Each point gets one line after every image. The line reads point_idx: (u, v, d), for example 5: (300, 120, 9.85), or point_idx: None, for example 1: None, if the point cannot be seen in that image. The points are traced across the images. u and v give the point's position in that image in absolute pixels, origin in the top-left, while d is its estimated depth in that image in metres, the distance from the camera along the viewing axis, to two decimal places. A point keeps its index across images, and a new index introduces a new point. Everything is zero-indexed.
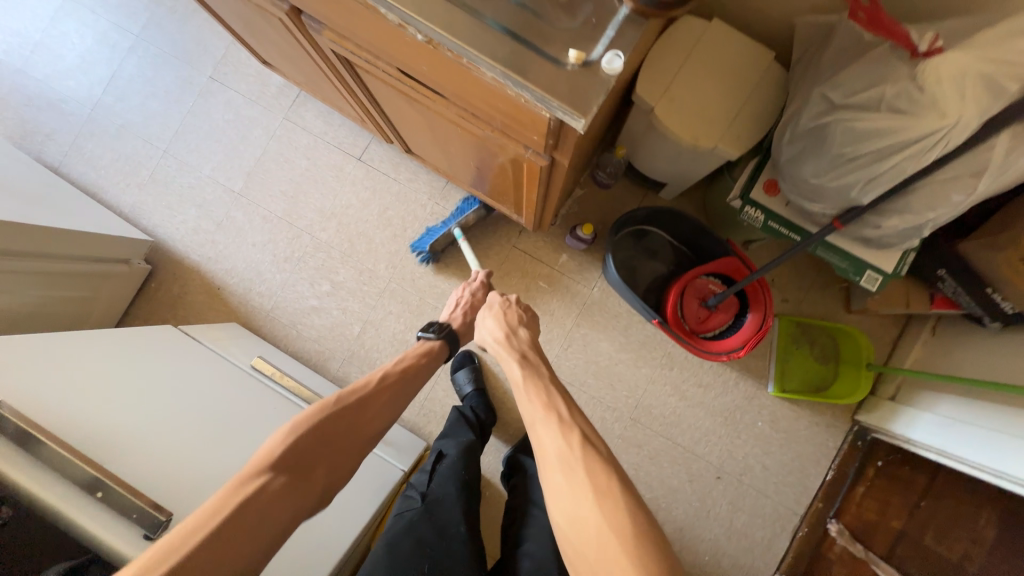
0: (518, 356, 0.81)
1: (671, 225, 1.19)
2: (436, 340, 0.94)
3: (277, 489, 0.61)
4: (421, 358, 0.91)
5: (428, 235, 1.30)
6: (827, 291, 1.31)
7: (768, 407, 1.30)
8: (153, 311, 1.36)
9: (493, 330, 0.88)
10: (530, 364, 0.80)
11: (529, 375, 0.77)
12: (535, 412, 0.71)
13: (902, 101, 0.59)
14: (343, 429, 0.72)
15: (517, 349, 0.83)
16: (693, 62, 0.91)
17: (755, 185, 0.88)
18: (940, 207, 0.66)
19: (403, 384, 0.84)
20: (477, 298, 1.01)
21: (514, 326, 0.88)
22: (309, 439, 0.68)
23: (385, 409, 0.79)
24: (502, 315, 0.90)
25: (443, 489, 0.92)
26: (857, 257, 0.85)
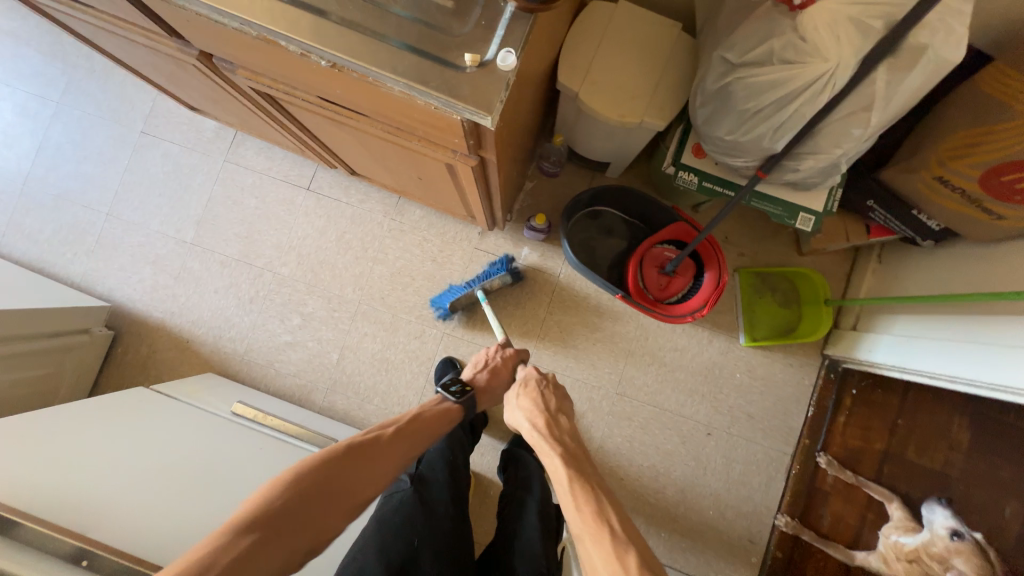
0: (554, 447, 0.79)
1: (620, 200, 1.22)
2: (458, 404, 0.88)
3: (256, 548, 0.58)
4: (438, 415, 0.85)
5: (449, 293, 1.31)
6: (778, 238, 1.38)
7: (744, 358, 1.36)
8: (124, 376, 1.34)
9: (530, 414, 0.85)
10: (567, 455, 0.78)
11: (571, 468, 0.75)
12: (572, 507, 0.70)
13: (790, 52, 0.63)
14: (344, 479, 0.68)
15: (560, 440, 0.81)
16: (607, 43, 0.95)
17: (684, 151, 0.92)
18: (845, 143, 0.71)
19: (416, 436, 0.79)
20: (505, 365, 0.97)
21: (553, 412, 0.87)
22: (303, 491, 0.64)
23: (392, 461, 0.74)
24: (535, 399, 0.88)
25: (433, 473, 0.93)
26: (788, 201, 0.90)
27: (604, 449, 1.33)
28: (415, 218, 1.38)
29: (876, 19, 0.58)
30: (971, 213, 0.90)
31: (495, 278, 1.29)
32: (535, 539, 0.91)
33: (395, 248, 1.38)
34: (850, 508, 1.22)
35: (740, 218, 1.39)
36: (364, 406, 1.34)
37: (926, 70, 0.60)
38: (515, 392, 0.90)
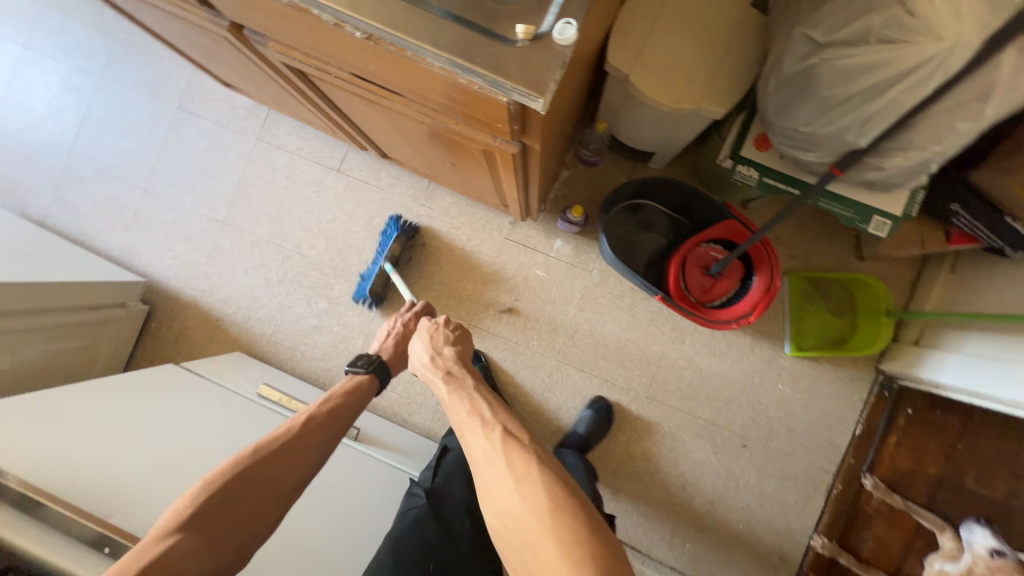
0: (444, 374, 0.76)
1: (664, 195, 1.14)
2: (366, 375, 0.85)
3: (183, 550, 0.59)
4: (352, 395, 0.83)
5: (363, 280, 1.28)
6: (836, 240, 1.26)
7: (788, 368, 1.26)
8: (158, 350, 1.37)
9: (419, 353, 0.81)
10: (455, 378, 0.75)
11: (464, 396, 0.71)
12: (458, 419, 0.69)
13: (892, 30, 0.54)
14: (259, 475, 0.68)
15: (443, 365, 0.78)
16: (664, 20, 0.86)
17: (745, 142, 0.83)
18: (944, 139, 0.62)
19: (334, 419, 0.79)
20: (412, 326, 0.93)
21: (441, 346, 0.82)
22: (221, 496, 0.64)
23: (313, 449, 0.74)
24: (428, 338, 0.83)
25: (450, 485, 0.94)
26: (863, 204, 0.81)
27: (630, 454, 1.28)
28: (444, 205, 1.34)
29: None
30: None
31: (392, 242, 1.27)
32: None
33: (423, 235, 1.34)
34: (894, 532, 1.14)
35: (794, 217, 1.27)
36: (387, 394, 1.33)
37: None
38: (415, 337, 0.85)
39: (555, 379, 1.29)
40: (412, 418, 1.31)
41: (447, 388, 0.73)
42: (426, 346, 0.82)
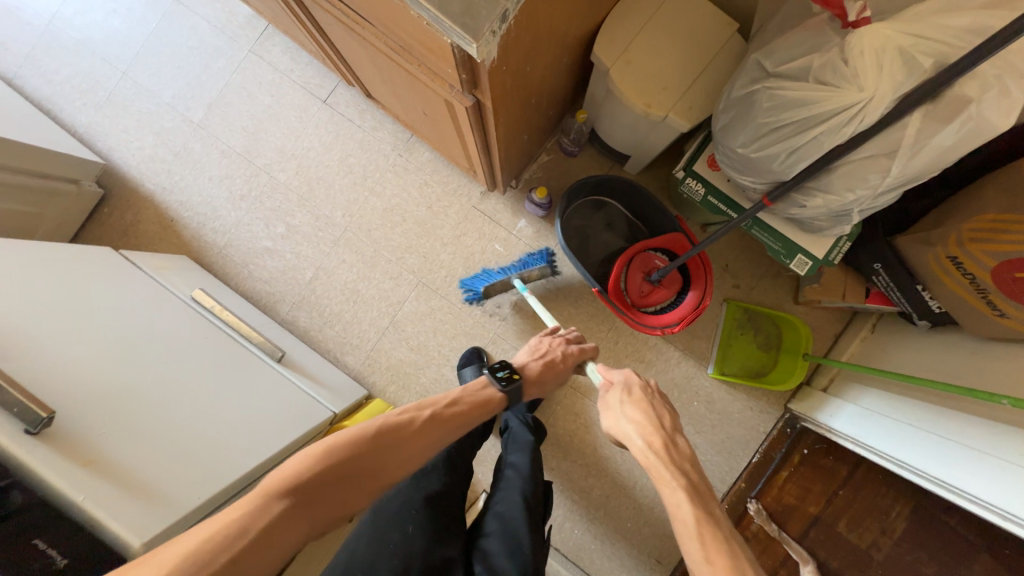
0: (690, 490, 0.60)
1: (626, 197, 1.18)
2: (499, 394, 0.79)
3: (290, 519, 0.53)
4: (478, 407, 0.76)
5: (483, 277, 1.28)
6: (778, 280, 1.33)
7: (706, 389, 1.33)
8: (104, 236, 1.35)
9: (642, 428, 0.68)
10: (702, 501, 0.59)
11: (694, 501, 0.58)
12: (677, 521, 0.58)
13: (828, 72, 0.59)
14: (374, 457, 0.62)
15: (680, 468, 0.63)
16: (654, 25, 0.89)
17: (699, 158, 0.88)
18: (857, 188, 0.67)
19: (450, 415, 0.71)
20: (565, 359, 0.91)
21: (667, 428, 0.69)
22: (334, 466, 0.58)
23: (416, 446, 0.66)
24: (646, 411, 0.71)
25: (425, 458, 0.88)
26: (789, 240, 0.86)
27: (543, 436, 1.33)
28: (422, 160, 1.36)
29: (927, 56, 0.53)
30: (974, 303, 0.85)
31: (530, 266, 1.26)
32: (523, 522, 0.81)
33: (393, 184, 1.36)
34: (763, 557, 1.17)
35: (746, 250, 1.34)
36: (324, 329, 1.34)
37: (963, 129, 0.56)
38: (618, 400, 0.74)
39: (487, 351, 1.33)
40: (344, 358, 1.33)
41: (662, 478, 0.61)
42: (630, 421, 0.70)
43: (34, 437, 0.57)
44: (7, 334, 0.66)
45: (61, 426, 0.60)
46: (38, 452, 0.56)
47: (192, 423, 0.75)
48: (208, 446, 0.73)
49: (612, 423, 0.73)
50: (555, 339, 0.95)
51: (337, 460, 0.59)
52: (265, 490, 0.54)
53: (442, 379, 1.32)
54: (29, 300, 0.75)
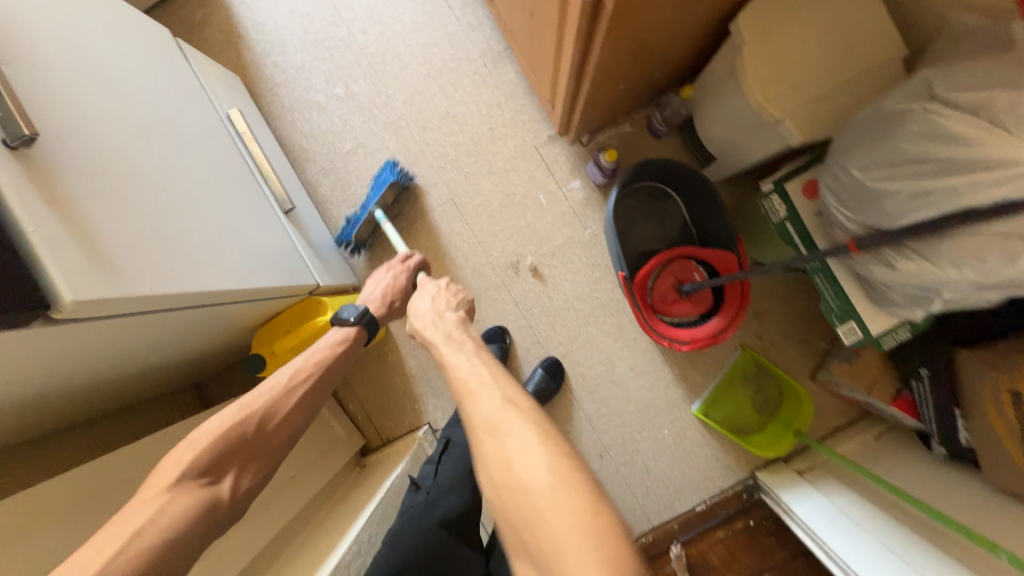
0: (445, 337, 0.72)
1: (695, 198, 1.08)
2: (355, 327, 0.87)
3: (195, 498, 0.61)
4: (338, 345, 0.85)
5: (351, 224, 1.20)
6: (804, 350, 1.24)
7: (683, 423, 1.26)
8: (169, 25, 1.29)
9: (423, 312, 0.79)
10: (456, 342, 0.70)
11: (453, 346, 0.69)
12: (463, 384, 0.61)
13: (1007, 116, 0.50)
14: (247, 437, 0.69)
15: (444, 329, 0.74)
16: (814, 14, 0.77)
17: (796, 178, 0.78)
18: (963, 267, 0.58)
19: (303, 374, 0.78)
20: (399, 281, 0.97)
21: (446, 310, 0.79)
22: (211, 455, 0.65)
23: (280, 408, 0.74)
24: (436, 298, 0.81)
25: (444, 480, 0.94)
26: (850, 303, 0.77)
27: None
28: (503, 79, 1.26)
29: None
30: (1011, 447, 0.76)
31: (386, 187, 1.19)
32: None
33: (465, 91, 1.27)
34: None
35: (785, 306, 1.24)
36: (340, 206, 1.29)
37: None
38: (420, 295, 0.83)
39: (486, 294, 1.27)
40: None
41: (448, 343, 0.70)
42: (439, 306, 0.81)
43: (9, 150, 0.51)
44: (29, 45, 0.61)
45: (41, 155, 0.54)
46: (7, 164, 0.50)
47: (177, 223, 0.70)
48: (182, 250, 0.69)
49: (417, 313, 0.80)
50: (393, 265, 0.99)
51: (213, 447, 0.65)
52: (145, 494, 0.59)
53: None
54: (66, 29, 0.69)
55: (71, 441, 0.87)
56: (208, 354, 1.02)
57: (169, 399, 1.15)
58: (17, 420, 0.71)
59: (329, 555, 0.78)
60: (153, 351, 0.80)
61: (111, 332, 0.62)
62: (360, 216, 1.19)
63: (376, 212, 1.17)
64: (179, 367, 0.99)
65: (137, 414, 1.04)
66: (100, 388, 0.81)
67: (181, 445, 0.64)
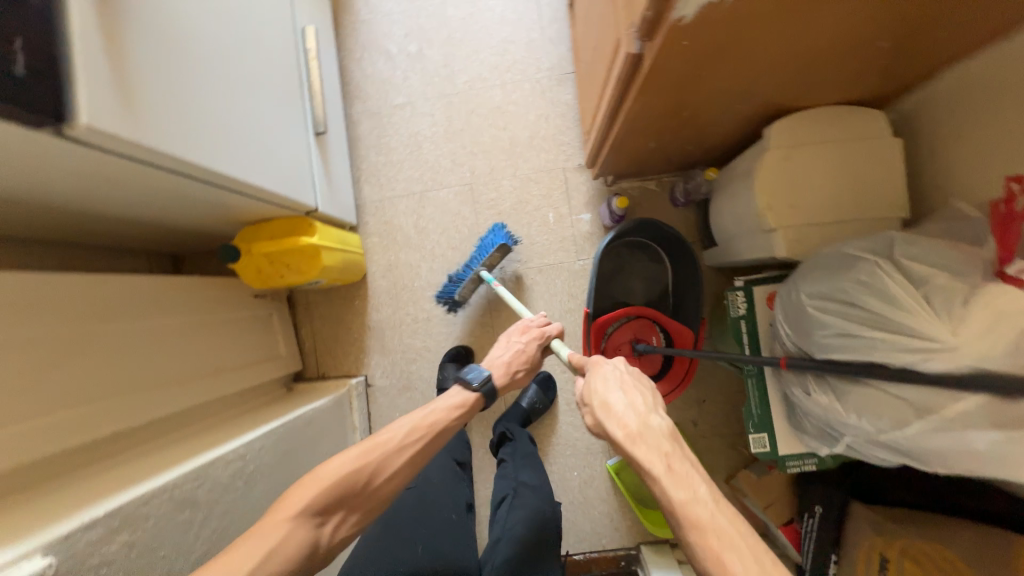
0: (667, 470, 0.55)
1: (681, 271, 1.11)
2: (475, 394, 0.90)
3: (299, 537, 0.64)
4: (454, 411, 0.86)
5: (454, 282, 1.23)
6: (730, 451, 1.26)
7: (593, 472, 1.28)
8: None
9: (634, 409, 0.62)
10: (683, 480, 0.54)
11: (718, 508, 0.53)
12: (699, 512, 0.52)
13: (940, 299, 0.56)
14: (357, 488, 0.71)
15: (666, 452, 0.57)
16: (841, 149, 0.82)
17: (765, 284, 0.81)
18: (863, 416, 0.62)
19: (418, 428, 0.80)
20: (531, 352, 0.98)
21: (654, 409, 0.63)
22: (324, 498, 0.68)
23: (388, 465, 0.75)
24: (631, 390, 0.66)
25: (431, 466, 0.98)
26: (769, 417, 0.80)
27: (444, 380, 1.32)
28: (560, 97, 1.32)
29: None
30: None
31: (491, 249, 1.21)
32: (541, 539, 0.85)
33: (521, 95, 1.33)
34: None
35: (729, 404, 1.27)
36: (370, 150, 1.36)
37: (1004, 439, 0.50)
38: (606, 381, 0.68)
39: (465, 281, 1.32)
40: (363, 184, 1.35)
41: (661, 462, 0.56)
42: (651, 408, 0.63)
43: None
44: None
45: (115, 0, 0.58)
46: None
47: (210, 100, 0.76)
48: (205, 125, 0.74)
49: (612, 414, 0.63)
50: (535, 333, 1.00)
51: (332, 488, 0.69)
52: (271, 521, 0.64)
53: (414, 268, 1.33)
54: None
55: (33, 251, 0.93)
56: (189, 229, 1.07)
57: (142, 255, 1.20)
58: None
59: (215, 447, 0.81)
60: (135, 203, 0.84)
61: (108, 167, 0.67)
62: (464, 276, 1.22)
63: (480, 272, 1.19)
64: (161, 231, 1.04)
65: (106, 256, 1.09)
66: (81, 216, 0.86)
67: (305, 482, 0.69)
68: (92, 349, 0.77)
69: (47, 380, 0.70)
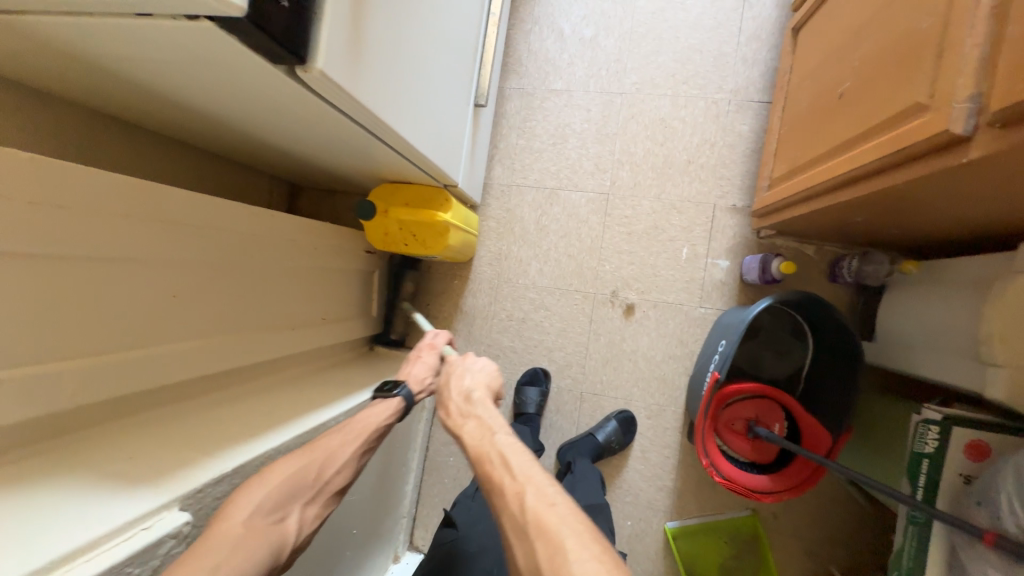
0: (476, 444, 0.64)
1: (828, 362, 0.98)
2: (394, 397, 0.79)
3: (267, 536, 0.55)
4: (388, 414, 0.76)
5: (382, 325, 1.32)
6: (806, 559, 1.14)
7: (648, 529, 1.19)
8: None
9: (461, 387, 0.76)
10: (488, 450, 0.62)
11: (524, 480, 0.56)
12: (495, 485, 0.58)
13: None
14: (308, 477, 0.62)
15: (477, 430, 0.67)
16: None
17: (973, 430, 0.70)
18: None
19: (356, 425, 0.72)
20: (430, 360, 0.88)
21: (477, 386, 0.75)
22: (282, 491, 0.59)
23: (336, 458, 0.66)
24: (464, 373, 0.78)
25: (478, 505, 0.94)
26: (922, 573, 0.72)
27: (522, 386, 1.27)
28: (734, 127, 1.18)
29: None
30: None
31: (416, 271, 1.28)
32: None
33: (691, 113, 1.20)
34: None
35: (820, 509, 1.15)
36: (512, 130, 1.28)
37: None
38: (450, 370, 0.80)
39: (572, 294, 1.24)
40: (496, 164, 1.28)
41: (466, 422, 0.69)
42: (485, 379, 0.78)
43: None
44: None
45: None
46: None
47: (415, 56, 0.70)
48: (403, 83, 0.68)
49: (449, 392, 0.76)
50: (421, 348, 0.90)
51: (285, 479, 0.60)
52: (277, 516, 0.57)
53: (523, 266, 1.26)
54: None
55: (180, 153, 0.92)
56: (327, 171, 1.04)
57: (268, 179, 1.20)
58: (178, 115, 0.75)
59: (318, 410, 0.79)
60: (300, 138, 0.81)
61: (307, 108, 0.63)
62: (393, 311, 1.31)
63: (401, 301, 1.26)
64: (302, 165, 1.02)
65: (240, 175, 1.09)
66: (242, 136, 0.84)
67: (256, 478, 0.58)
68: (232, 280, 0.75)
69: (198, 305, 0.69)
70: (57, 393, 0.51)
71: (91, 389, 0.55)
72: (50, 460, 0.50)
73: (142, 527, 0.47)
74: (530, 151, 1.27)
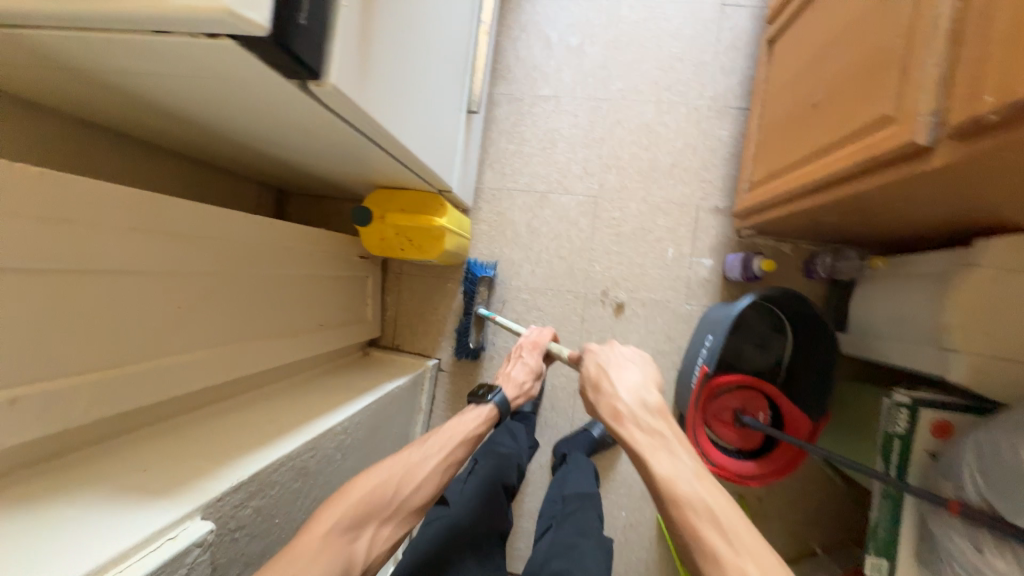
0: (663, 468, 0.61)
1: (806, 353, 1.04)
2: (489, 404, 0.85)
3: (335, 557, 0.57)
4: (477, 426, 0.80)
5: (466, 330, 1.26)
6: (789, 539, 1.22)
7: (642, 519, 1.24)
8: None
9: (623, 391, 0.71)
10: (676, 482, 0.60)
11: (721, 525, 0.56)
12: (695, 524, 0.57)
13: None
14: (382, 497, 0.65)
15: (654, 451, 0.64)
16: None
17: (938, 410, 0.77)
18: None
19: (436, 440, 0.75)
20: (530, 365, 0.95)
21: (644, 391, 0.72)
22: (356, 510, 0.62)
23: (413, 476, 0.69)
24: (623, 374, 0.74)
25: (470, 488, 0.94)
26: (897, 545, 0.78)
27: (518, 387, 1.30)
28: (714, 132, 1.24)
29: None
30: None
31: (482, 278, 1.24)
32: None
33: (673, 118, 1.25)
34: None
35: (802, 491, 1.22)
36: (501, 135, 1.30)
37: None
38: (609, 365, 0.76)
39: (564, 294, 1.27)
40: (486, 168, 1.30)
41: (649, 441, 0.65)
42: (643, 387, 0.73)
43: None
44: None
45: None
46: None
47: (415, 67, 0.71)
48: (404, 94, 0.70)
49: (609, 394, 0.72)
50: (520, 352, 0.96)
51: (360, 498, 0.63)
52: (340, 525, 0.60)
53: (516, 267, 1.29)
54: None
55: (169, 161, 0.90)
56: (320, 178, 1.04)
57: (256, 186, 1.19)
58: (173, 125, 0.74)
59: (322, 416, 0.80)
60: (298, 147, 0.81)
61: (311, 119, 0.64)
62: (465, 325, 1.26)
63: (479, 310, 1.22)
64: (294, 172, 1.02)
65: (229, 182, 1.08)
66: (237, 145, 0.84)
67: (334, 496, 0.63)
68: (234, 289, 0.75)
69: (202, 316, 0.69)
70: (64, 411, 0.51)
71: (98, 404, 0.54)
72: (55, 480, 0.50)
73: (168, 537, 0.47)
74: (519, 156, 1.30)
